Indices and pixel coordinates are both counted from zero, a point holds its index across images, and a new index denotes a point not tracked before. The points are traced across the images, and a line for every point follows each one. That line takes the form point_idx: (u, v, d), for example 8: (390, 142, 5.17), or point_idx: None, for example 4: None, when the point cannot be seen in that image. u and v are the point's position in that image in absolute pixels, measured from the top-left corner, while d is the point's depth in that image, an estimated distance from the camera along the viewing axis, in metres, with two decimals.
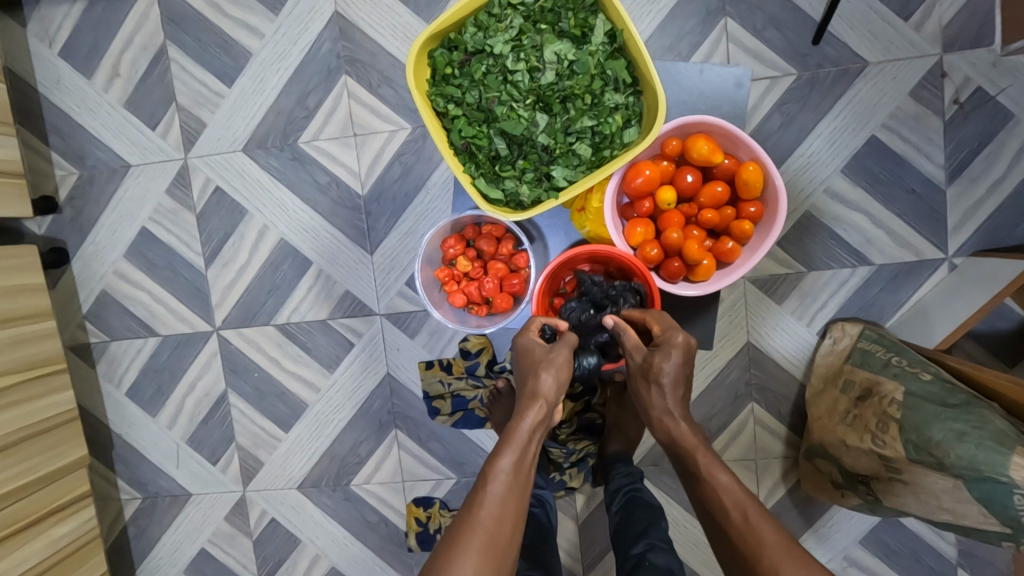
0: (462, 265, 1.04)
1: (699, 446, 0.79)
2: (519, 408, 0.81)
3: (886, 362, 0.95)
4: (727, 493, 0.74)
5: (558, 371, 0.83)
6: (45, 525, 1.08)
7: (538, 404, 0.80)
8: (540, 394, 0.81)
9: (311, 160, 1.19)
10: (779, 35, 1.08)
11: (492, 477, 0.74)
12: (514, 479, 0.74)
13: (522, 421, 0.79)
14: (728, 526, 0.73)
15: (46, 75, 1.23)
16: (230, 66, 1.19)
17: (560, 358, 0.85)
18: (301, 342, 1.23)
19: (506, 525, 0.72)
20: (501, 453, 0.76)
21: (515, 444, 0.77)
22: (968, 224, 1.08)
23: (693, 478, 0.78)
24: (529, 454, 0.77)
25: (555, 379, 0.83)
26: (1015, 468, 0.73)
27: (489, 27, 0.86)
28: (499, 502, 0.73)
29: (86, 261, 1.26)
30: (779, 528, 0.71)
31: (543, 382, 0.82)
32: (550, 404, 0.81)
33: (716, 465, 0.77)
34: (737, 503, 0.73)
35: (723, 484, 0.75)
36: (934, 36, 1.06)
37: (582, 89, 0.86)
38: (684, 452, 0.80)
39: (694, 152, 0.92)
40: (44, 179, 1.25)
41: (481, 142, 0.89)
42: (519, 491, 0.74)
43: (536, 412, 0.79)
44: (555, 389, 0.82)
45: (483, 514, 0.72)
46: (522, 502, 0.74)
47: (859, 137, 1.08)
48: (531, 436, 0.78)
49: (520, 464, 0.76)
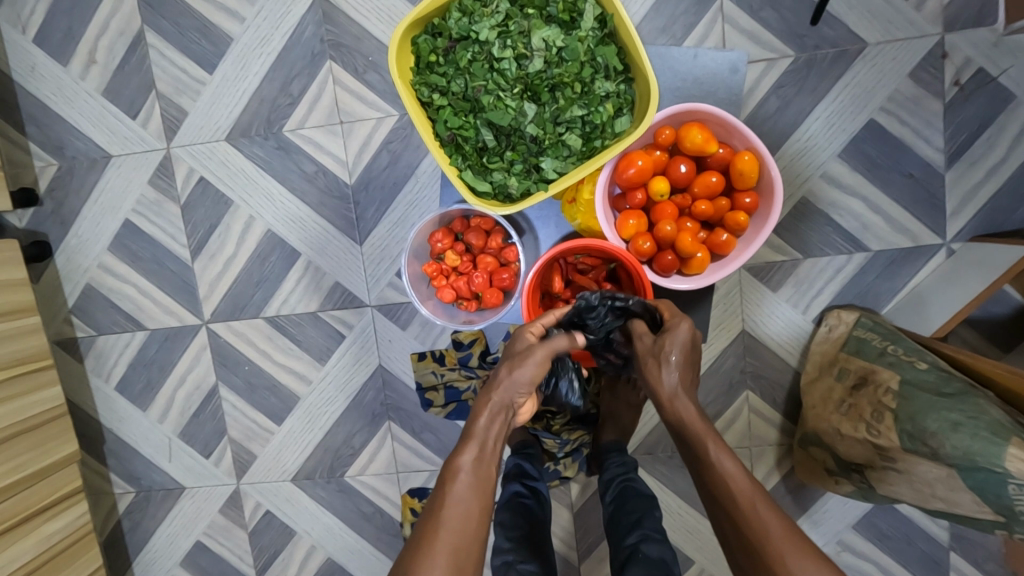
0: (450, 260, 1.02)
1: (707, 431, 0.77)
2: (477, 405, 0.82)
3: (881, 350, 0.94)
4: (735, 480, 0.73)
5: (519, 367, 0.81)
6: (37, 522, 1.08)
7: (491, 402, 0.80)
8: (494, 391, 0.81)
9: (297, 149, 1.16)
10: (776, 15, 1.05)
11: (452, 476, 0.75)
12: (475, 477, 0.75)
13: (478, 419, 0.79)
14: (735, 510, 0.71)
15: (19, 62, 1.19)
16: (210, 51, 1.15)
17: (535, 357, 0.82)
18: (290, 335, 1.21)
19: (471, 522, 0.71)
20: (461, 452, 0.77)
21: (474, 442, 0.78)
22: (967, 209, 1.07)
23: (698, 464, 0.76)
24: (491, 450, 0.78)
25: (519, 376, 0.81)
26: (1010, 459, 0.72)
27: (474, 12, 0.83)
28: (459, 501, 0.73)
29: (70, 254, 1.24)
30: (781, 515, 0.70)
31: (501, 378, 0.82)
32: (505, 403, 0.81)
33: (721, 450, 0.75)
34: (743, 490, 0.72)
35: (729, 470, 0.74)
36: (935, 15, 1.03)
37: (571, 77, 0.83)
38: (692, 437, 0.77)
39: (688, 141, 0.89)
40: (22, 170, 1.21)
41: (468, 133, 0.86)
42: (480, 488, 0.74)
43: (491, 409, 0.80)
44: (517, 385, 0.81)
45: (444, 515, 0.72)
46: (486, 500, 0.74)
47: (857, 120, 1.06)
48: (491, 431, 0.78)
49: (481, 462, 0.76)
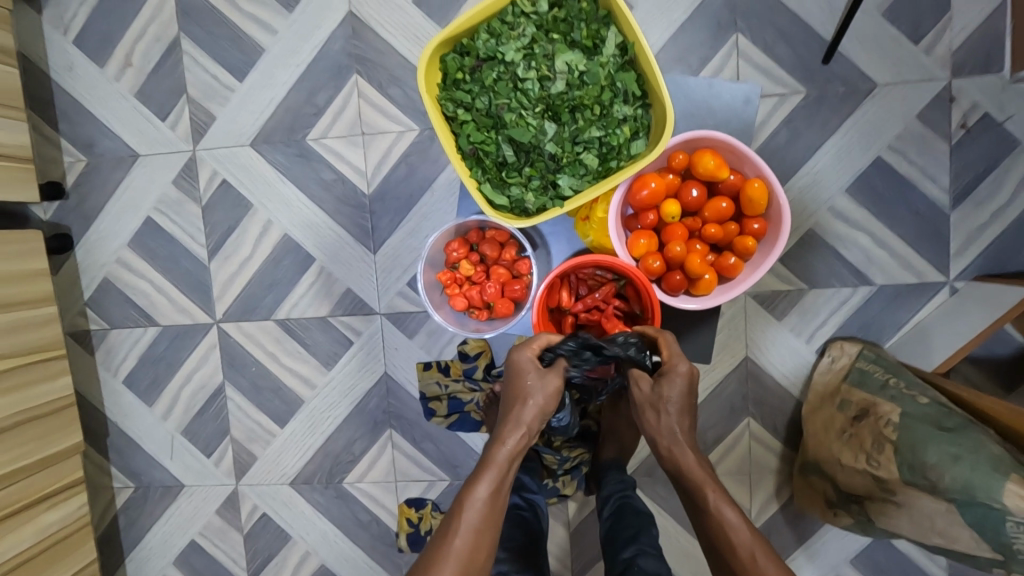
0: (464, 269, 1.05)
1: (708, 480, 0.82)
2: (499, 432, 0.87)
3: (883, 383, 0.94)
4: (735, 530, 0.77)
5: (541, 400, 0.87)
6: (37, 511, 1.10)
7: (517, 432, 0.85)
8: (522, 423, 0.86)
9: (317, 157, 1.19)
10: (789, 51, 1.09)
11: (467, 504, 0.80)
12: (488, 506, 0.80)
13: (500, 449, 0.84)
14: (735, 561, 0.76)
15: (58, 61, 1.23)
16: (241, 60, 1.19)
17: (550, 384, 0.88)
18: (299, 338, 1.23)
19: (478, 551, 0.78)
20: (479, 479, 0.82)
21: (491, 473, 0.82)
22: (971, 248, 1.08)
23: (699, 513, 0.81)
24: (506, 480, 0.83)
25: (540, 408, 0.87)
26: (1009, 495, 0.72)
27: (501, 34, 0.86)
28: (471, 529, 0.78)
29: (91, 247, 1.27)
30: (776, 562, 0.75)
31: (528, 411, 0.87)
32: (532, 431, 0.87)
33: (723, 501, 0.80)
34: (744, 542, 0.77)
35: (730, 520, 0.78)
36: (944, 60, 1.07)
37: (591, 100, 0.86)
38: (692, 484, 0.83)
39: (700, 167, 0.92)
40: (51, 164, 1.25)
41: (489, 148, 0.89)
42: (491, 519, 0.80)
43: (515, 439, 0.85)
44: (537, 417, 0.87)
45: (455, 541, 0.77)
46: (494, 532, 0.80)
47: (864, 157, 1.09)
48: (510, 462, 0.84)
49: (496, 492, 0.82)
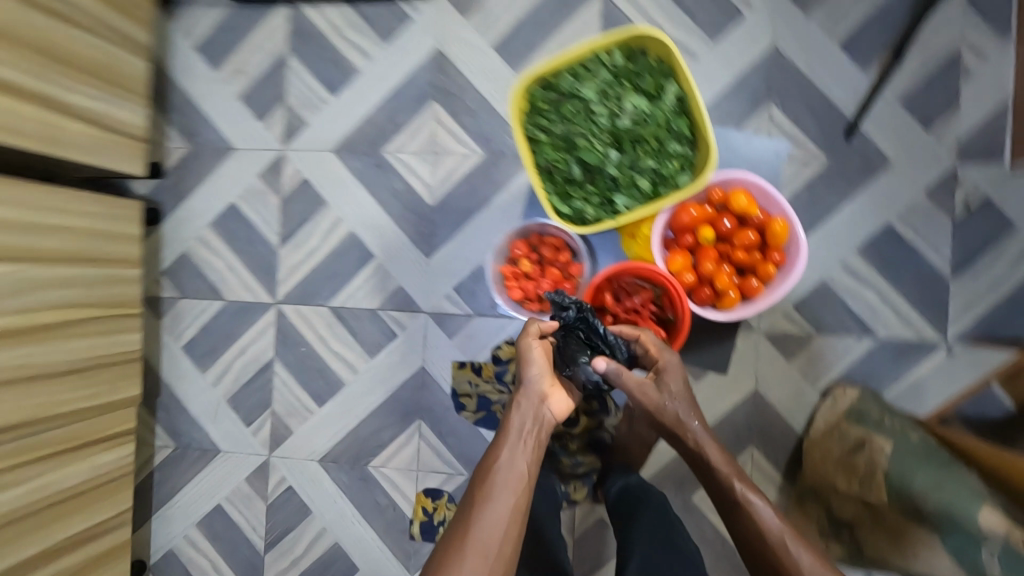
0: (524, 266, 1.16)
1: (733, 473, 0.95)
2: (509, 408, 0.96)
3: (879, 421, 1.04)
4: (762, 517, 0.91)
5: (536, 368, 0.96)
6: (94, 450, 1.20)
7: (521, 403, 0.94)
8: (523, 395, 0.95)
9: (391, 167, 1.35)
10: (816, 124, 1.24)
11: (488, 473, 0.89)
12: (506, 471, 0.88)
13: (511, 421, 0.93)
14: (767, 542, 0.89)
15: (180, 62, 1.43)
16: (337, 78, 1.37)
17: (537, 353, 0.96)
18: (349, 326, 1.35)
19: (504, 513, 0.85)
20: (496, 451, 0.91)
21: (506, 444, 0.91)
22: (967, 315, 1.20)
23: (729, 503, 0.94)
24: (523, 448, 0.91)
25: (535, 375, 0.95)
26: (982, 518, 0.86)
27: (581, 76, 1.03)
28: (494, 493, 0.86)
29: (176, 223, 1.42)
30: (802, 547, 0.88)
31: (525, 381, 0.96)
32: (535, 399, 0.95)
33: (750, 491, 0.93)
34: (775, 528, 0.90)
35: (759, 507, 0.91)
36: (952, 147, 1.21)
37: (651, 135, 1.02)
38: (717, 474, 0.95)
39: (734, 203, 1.06)
40: (157, 147, 1.42)
41: (560, 165, 1.04)
42: (512, 483, 0.88)
43: (520, 410, 0.94)
44: (536, 385, 0.95)
45: (482, 505, 0.86)
46: (518, 495, 0.87)
47: (876, 223, 1.22)
48: (523, 432, 0.92)
49: (511, 458, 0.89)
